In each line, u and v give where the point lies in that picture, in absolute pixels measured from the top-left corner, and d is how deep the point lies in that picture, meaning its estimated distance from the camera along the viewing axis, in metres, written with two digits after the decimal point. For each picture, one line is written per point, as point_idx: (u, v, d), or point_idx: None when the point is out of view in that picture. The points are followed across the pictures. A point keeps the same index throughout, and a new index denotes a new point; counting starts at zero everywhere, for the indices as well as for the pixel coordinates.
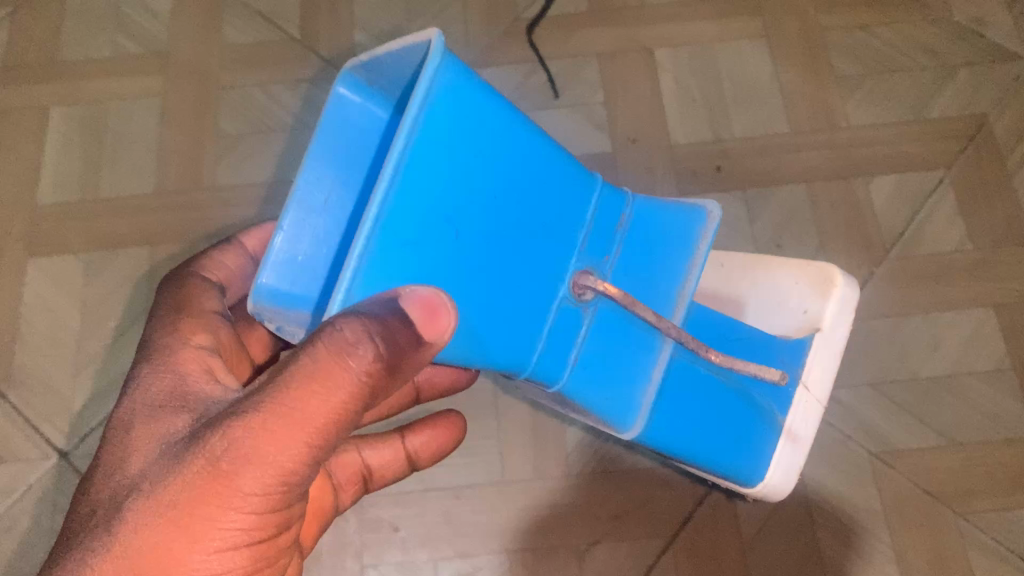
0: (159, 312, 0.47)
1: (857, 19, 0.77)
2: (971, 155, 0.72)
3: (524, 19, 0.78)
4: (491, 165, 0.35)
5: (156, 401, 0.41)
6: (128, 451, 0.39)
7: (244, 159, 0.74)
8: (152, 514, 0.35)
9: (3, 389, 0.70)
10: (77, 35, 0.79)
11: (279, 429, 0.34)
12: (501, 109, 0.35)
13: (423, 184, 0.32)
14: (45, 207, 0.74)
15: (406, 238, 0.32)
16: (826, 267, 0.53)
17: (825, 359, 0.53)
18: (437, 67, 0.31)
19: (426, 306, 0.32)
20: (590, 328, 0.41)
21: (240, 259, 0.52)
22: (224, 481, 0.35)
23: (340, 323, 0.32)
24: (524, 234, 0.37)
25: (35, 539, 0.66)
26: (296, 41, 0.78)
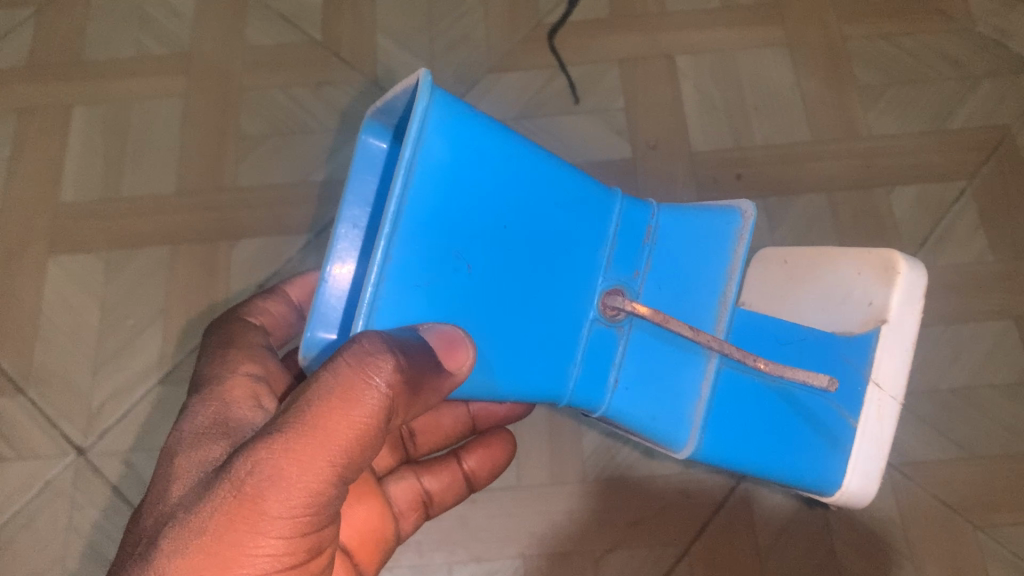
0: (211, 348, 0.51)
1: (880, 29, 0.77)
2: (993, 167, 0.72)
3: (546, 24, 0.78)
4: (504, 194, 0.40)
5: (200, 425, 0.44)
6: (170, 479, 0.41)
7: (265, 161, 0.75)
8: (184, 542, 0.36)
9: (21, 385, 0.70)
10: (102, 34, 0.80)
11: (303, 451, 0.36)
12: (503, 136, 0.40)
13: (438, 218, 0.37)
14: (68, 205, 0.74)
15: (423, 270, 0.37)
16: (888, 253, 0.49)
17: (895, 353, 0.50)
18: (426, 105, 0.36)
19: (443, 338, 0.37)
20: (626, 348, 0.46)
21: (282, 307, 0.56)
22: (251, 504, 0.36)
23: (362, 339, 0.35)
24: (546, 255, 0.42)
25: (54, 535, 0.67)
26: (318, 44, 0.78)
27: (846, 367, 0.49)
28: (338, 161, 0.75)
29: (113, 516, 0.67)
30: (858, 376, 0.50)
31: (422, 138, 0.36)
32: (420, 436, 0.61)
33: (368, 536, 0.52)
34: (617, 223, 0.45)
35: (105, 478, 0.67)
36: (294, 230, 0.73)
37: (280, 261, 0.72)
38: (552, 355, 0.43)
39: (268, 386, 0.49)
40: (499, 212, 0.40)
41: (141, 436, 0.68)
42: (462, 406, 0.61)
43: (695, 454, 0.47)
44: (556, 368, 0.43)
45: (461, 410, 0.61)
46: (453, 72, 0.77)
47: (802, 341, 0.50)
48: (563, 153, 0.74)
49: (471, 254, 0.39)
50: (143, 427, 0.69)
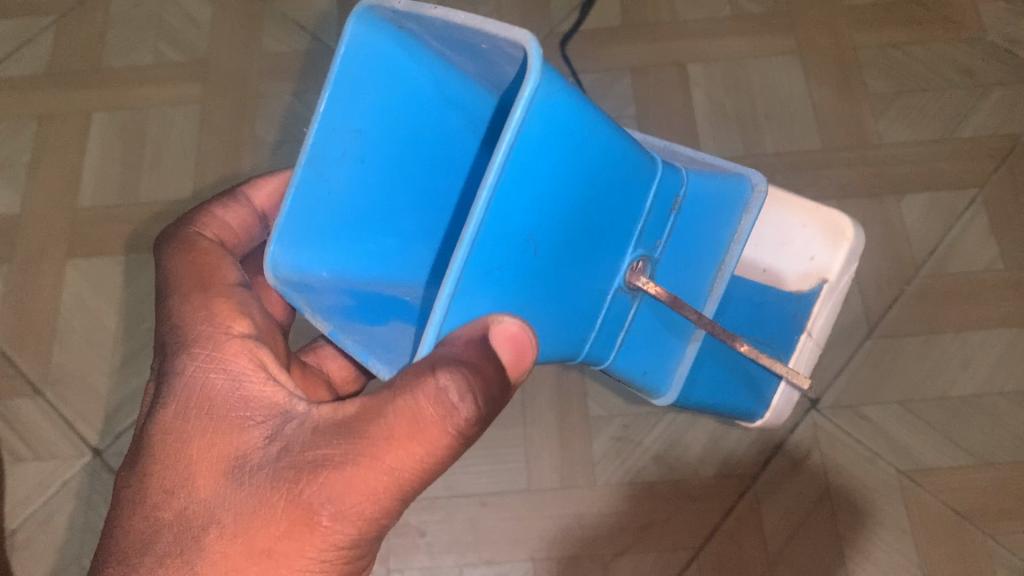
0: (183, 292, 0.43)
1: (889, 37, 0.77)
2: (1004, 174, 0.72)
3: (558, 32, 0.79)
4: (579, 175, 0.36)
5: (211, 402, 0.39)
6: (193, 469, 0.38)
7: (280, 166, 0.76)
8: (239, 559, 0.35)
9: (40, 387, 0.71)
10: (120, 41, 0.81)
11: (372, 472, 0.34)
12: (587, 111, 0.34)
13: (512, 202, 0.32)
14: (86, 209, 0.76)
15: (494, 263, 0.33)
16: (837, 216, 0.54)
17: (829, 306, 0.55)
18: (536, 81, 0.30)
19: (512, 341, 0.33)
20: (635, 313, 0.44)
21: (244, 217, 0.50)
22: (318, 535, 0.35)
23: (456, 362, 0.32)
24: (592, 232, 0.38)
25: (72, 536, 0.68)
26: (332, 51, 0.79)
27: (792, 321, 0.54)
28: None
29: None
30: (796, 326, 0.55)
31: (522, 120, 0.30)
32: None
33: None
34: (656, 193, 0.41)
35: None
36: None
37: None
38: (574, 328, 0.41)
39: (266, 345, 0.42)
40: (569, 195, 0.36)
41: None
42: None
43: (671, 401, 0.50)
44: (574, 337, 0.41)
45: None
46: None
47: (762, 302, 0.54)
48: None
49: (533, 239, 0.35)
50: None
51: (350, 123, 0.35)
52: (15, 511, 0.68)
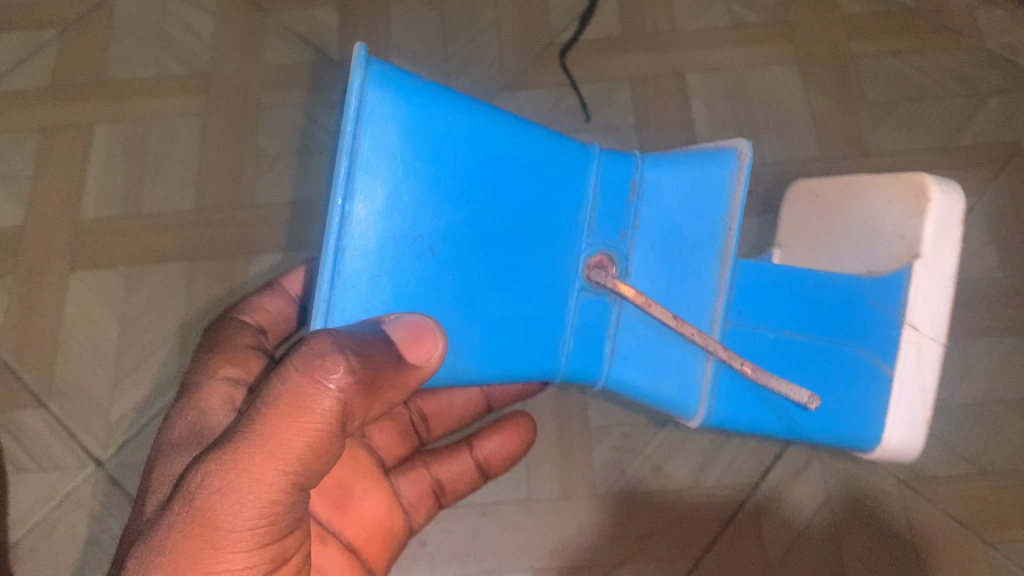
0: (203, 351, 0.57)
1: (889, 46, 0.77)
2: (1002, 183, 0.72)
3: (558, 43, 0.80)
4: (466, 173, 0.44)
5: (178, 434, 0.50)
6: (151, 490, 0.48)
7: (281, 178, 0.76)
8: (150, 558, 0.40)
9: (43, 398, 0.72)
10: (122, 54, 0.82)
11: (261, 468, 0.39)
12: (456, 117, 0.44)
13: (398, 201, 0.42)
14: (89, 222, 0.76)
15: (387, 254, 0.42)
16: (913, 178, 0.54)
17: (931, 289, 0.54)
18: (360, 86, 0.40)
19: (402, 330, 0.41)
20: (618, 322, 0.50)
21: (278, 302, 0.62)
22: (206, 521, 0.39)
23: (315, 342, 0.39)
24: (517, 234, 0.46)
25: (74, 547, 0.68)
26: (333, 62, 0.80)
27: (885, 317, 0.54)
28: None
29: None
30: (891, 319, 0.54)
31: (362, 124, 0.41)
32: (432, 421, 0.64)
33: (376, 530, 0.56)
34: (597, 181, 0.49)
35: (123, 491, 0.69)
36: (309, 246, 0.74)
37: None
38: (539, 330, 0.48)
39: (249, 388, 0.53)
40: (461, 193, 0.44)
41: None
42: (474, 387, 0.65)
43: (707, 421, 0.51)
44: (545, 347, 0.48)
45: (474, 392, 0.65)
46: (466, 90, 0.78)
47: (829, 292, 0.53)
48: None
49: (431, 239, 0.43)
50: None
51: None
52: (17, 522, 0.69)
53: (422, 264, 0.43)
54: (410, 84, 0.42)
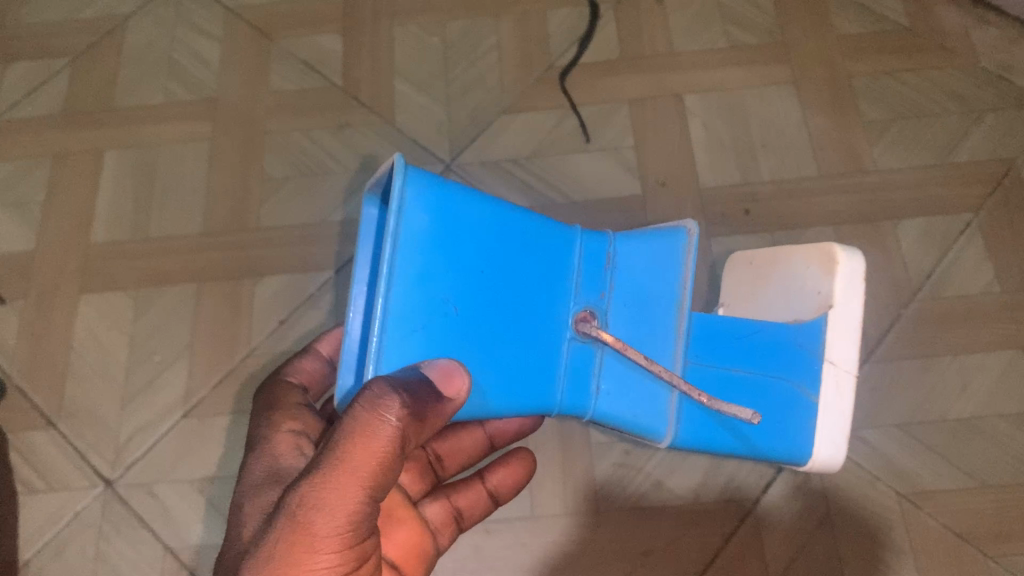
0: (259, 410, 0.60)
1: (885, 66, 0.79)
2: (999, 199, 0.73)
3: (557, 66, 0.81)
4: (478, 245, 0.47)
5: (258, 477, 0.54)
6: (241, 522, 0.52)
7: (287, 202, 0.78)
8: (259, 565, 0.43)
9: (52, 419, 0.72)
10: (132, 82, 0.83)
11: (338, 496, 0.42)
12: (471, 199, 0.47)
13: (426, 272, 0.44)
14: (99, 245, 0.77)
15: (415, 317, 0.44)
16: (825, 246, 0.57)
17: (845, 332, 0.57)
18: (400, 181, 0.43)
19: (440, 371, 0.43)
20: (602, 364, 0.52)
21: (316, 363, 0.64)
22: (303, 528, 0.42)
23: (373, 386, 0.41)
24: (519, 292, 0.48)
25: (82, 566, 0.69)
26: (338, 88, 0.81)
27: (809, 352, 0.57)
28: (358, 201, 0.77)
29: (139, 545, 0.69)
30: (813, 355, 0.57)
31: (402, 211, 0.43)
32: (447, 458, 0.64)
33: (411, 551, 0.56)
34: (580, 253, 0.51)
35: (133, 509, 0.70)
36: (315, 268, 0.76)
37: (302, 298, 0.75)
38: (538, 377, 0.49)
39: (311, 438, 0.57)
40: (474, 261, 0.46)
41: (167, 468, 0.71)
42: (479, 428, 0.65)
43: (674, 442, 0.53)
44: (545, 385, 0.49)
45: (479, 432, 0.65)
46: (467, 113, 0.80)
47: (757, 333, 0.56)
48: (574, 191, 0.76)
49: (454, 300, 0.45)
50: (168, 461, 0.71)
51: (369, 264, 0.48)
52: (27, 543, 0.70)
53: (443, 323, 0.45)
54: (435, 178, 0.45)
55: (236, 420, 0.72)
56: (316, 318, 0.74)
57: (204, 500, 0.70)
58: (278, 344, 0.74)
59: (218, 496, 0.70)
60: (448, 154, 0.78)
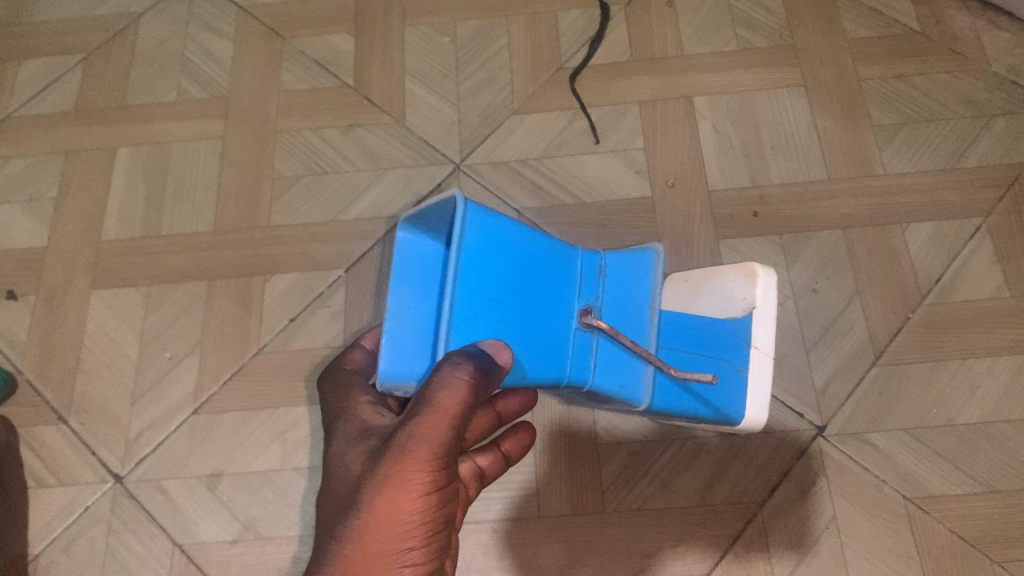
0: (329, 393, 0.60)
1: (894, 70, 0.79)
2: (1008, 204, 0.73)
3: (567, 68, 0.81)
4: (510, 257, 0.46)
5: (348, 435, 0.52)
6: (343, 474, 0.49)
7: (298, 200, 0.78)
8: (372, 490, 0.44)
9: (63, 415, 0.73)
10: (145, 80, 0.84)
11: (432, 439, 0.43)
12: (509, 222, 0.46)
13: (478, 283, 0.44)
14: (110, 242, 0.78)
15: (466, 320, 0.44)
16: (746, 263, 0.59)
17: (765, 328, 0.59)
18: (463, 207, 0.43)
19: (491, 348, 0.43)
20: (598, 349, 0.51)
21: (361, 354, 0.65)
22: (409, 457, 0.43)
23: (449, 362, 0.42)
24: (536, 293, 0.48)
25: (90, 560, 0.69)
26: (350, 88, 0.82)
27: (739, 341, 0.58)
28: (368, 200, 0.78)
29: (147, 540, 0.69)
30: (743, 341, 0.58)
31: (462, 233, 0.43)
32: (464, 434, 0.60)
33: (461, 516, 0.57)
34: (582, 264, 0.51)
35: (141, 505, 0.70)
36: (324, 267, 0.76)
37: (312, 296, 0.75)
38: (545, 359, 0.48)
39: (388, 406, 0.56)
40: (508, 271, 0.46)
41: (175, 465, 0.71)
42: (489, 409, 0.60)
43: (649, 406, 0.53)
44: (550, 364, 0.48)
45: (489, 412, 0.60)
46: (478, 114, 0.80)
47: (704, 327, 0.58)
48: (583, 192, 0.76)
49: (496, 304, 0.45)
50: (177, 457, 0.71)
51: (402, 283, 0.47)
52: (36, 537, 0.70)
53: (484, 325, 0.45)
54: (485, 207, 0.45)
55: (245, 416, 0.72)
56: (325, 315, 0.74)
57: (212, 496, 0.70)
58: (287, 341, 0.74)
59: (226, 492, 0.70)
60: (458, 155, 0.79)
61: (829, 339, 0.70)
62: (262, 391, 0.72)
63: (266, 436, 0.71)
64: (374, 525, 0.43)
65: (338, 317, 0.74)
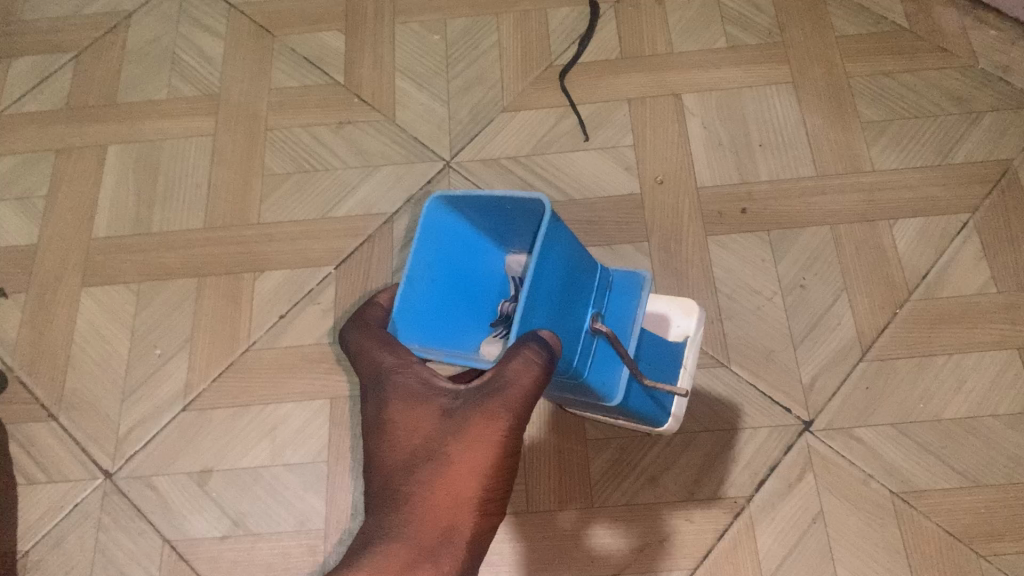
0: (358, 334, 0.51)
1: (882, 66, 0.79)
2: (995, 200, 0.73)
3: (557, 65, 0.82)
4: (562, 259, 0.45)
5: (406, 393, 0.48)
6: (403, 433, 0.47)
7: (288, 197, 0.78)
8: (452, 459, 0.45)
9: (54, 412, 0.73)
10: (136, 78, 0.85)
11: (509, 413, 0.44)
12: (564, 227, 0.46)
13: (541, 280, 0.43)
14: (101, 240, 0.78)
15: (529, 310, 0.43)
16: (685, 303, 0.62)
17: (692, 353, 0.63)
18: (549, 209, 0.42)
19: (551, 339, 0.43)
20: (595, 352, 0.50)
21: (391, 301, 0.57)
22: (486, 431, 0.44)
23: (524, 349, 0.41)
24: (569, 296, 0.47)
25: (79, 557, 0.68)
26: (341, 86, 0.82)
27: (675, 363, 0.61)
28: (358, 197, 0.78)
29: (137, 537, 0.69)
30: (679, 357, 0.61)
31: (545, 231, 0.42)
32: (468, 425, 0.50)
33: None
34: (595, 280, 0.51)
35: (131, 501, 0.70)
36: (314, 264, 0.76)
37: (301, 292, 0.75)
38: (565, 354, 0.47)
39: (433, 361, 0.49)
40: (559, 272, 0.45)
41: (166, 461, 0.71)
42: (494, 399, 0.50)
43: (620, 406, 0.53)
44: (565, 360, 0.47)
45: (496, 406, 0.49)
46: (468, 111, 0.80)
47: (658, 344, 0.59)
48: (573, 189, 0.77)
49: (546, 301, 0.44)
50: (167, 454, 0.71)
51: (427, 249, 0.47)
52: (26, 534, 0.70)
53: (535, 320, 0.43)
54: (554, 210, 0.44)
55: (235, 413, 0.72)
56: (315, 311, 0.74)
57: (203, 492, 0.70)
58: (277, 337, 0.74)
59: (216, 488, 0.70)
60: (447, 152, 0.79)
61: (817, 335, 0.70)
62: (252, 387, 0.72)
63: (255, 434, 0.71)
64: (452, 494, 0.45)
65: (327, 314, 0.74)
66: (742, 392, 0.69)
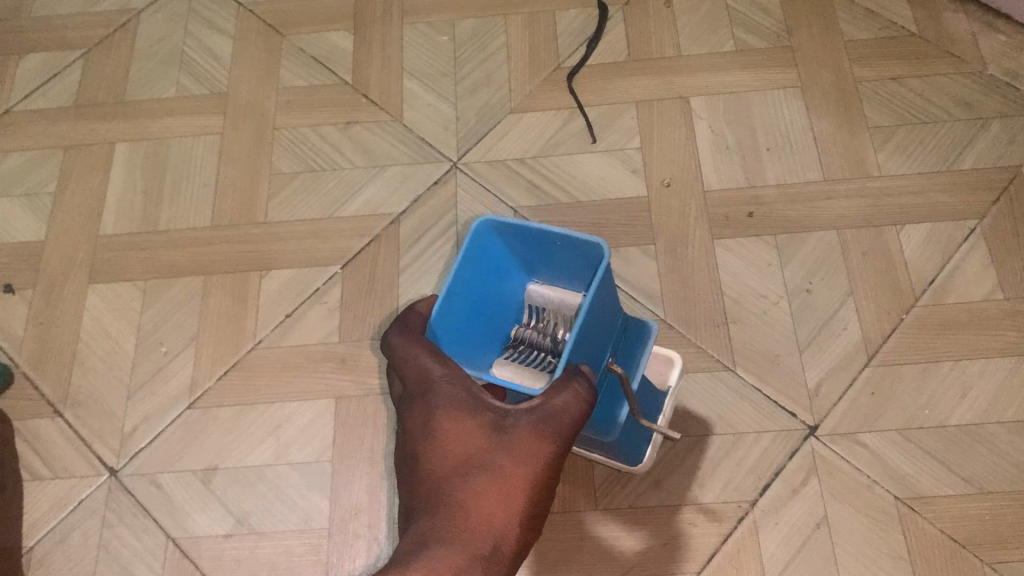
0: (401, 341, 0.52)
1: (891, 71, 0.79)
2: (1003, 207, 0.73)
3: (566, 67, 0.82)
4: (603, 305, 0.50)
5: (454, 405, 0.49)
6: (450, 444, 0.48)
7: (295, 196, 0.79)
8: (505, 475, 0.47)
9: (59, 408, 0.73)
10: (144, 76, 0.85)
11: (557, 438, 0.47)
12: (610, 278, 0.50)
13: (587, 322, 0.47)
14: (108, 237, 0.78)
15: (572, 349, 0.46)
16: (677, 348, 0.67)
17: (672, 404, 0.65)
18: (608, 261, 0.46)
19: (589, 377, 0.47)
20: (604, 389, 0.54)
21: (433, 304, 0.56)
22: (537, 451, 0.47)
23: (577, 383, 0.46)
24: (598, 339, 0.51)
25: (82, 553, 0.68)
26: (349, 86, 0.82)
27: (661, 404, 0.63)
28: (365, 197, 0.78)
29: (140, 533, 0.69)
30: (662, 403, 0.63)
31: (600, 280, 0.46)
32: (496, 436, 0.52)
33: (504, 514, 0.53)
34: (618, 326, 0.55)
35: (135, 498, 0.70)
36: (320, 263, 0.76)
37: (307, 291, 0.75)
38: None
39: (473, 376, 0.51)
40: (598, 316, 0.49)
41: (171, 458, 0.71)
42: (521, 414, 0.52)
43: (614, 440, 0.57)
44: None
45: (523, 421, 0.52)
46: (476, 112, 0.80)
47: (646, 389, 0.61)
48: (579, 191, 0.77)
49: (584, 341, 0.48)
50: (172, 451, 0.71)
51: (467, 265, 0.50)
52: (30, 530, 0.70)
53: (572, 357, 0.47)
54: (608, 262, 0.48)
55: (240, 411, 0.72)
56: (320, 311, 0.74)
57: (207, 491, 0.70)
58: (282, 337, 0.74)
59: (221, 486, 0.70)
60: (455, 153, 0.79)
61: (822, 339, 0.70)
62: (258, 385, 0.72)
63: (261, 432, 0.71)
64: (506, 504, 0.47)
65: (333, 313, 0.74)
66: (747, 396, 0.69)
